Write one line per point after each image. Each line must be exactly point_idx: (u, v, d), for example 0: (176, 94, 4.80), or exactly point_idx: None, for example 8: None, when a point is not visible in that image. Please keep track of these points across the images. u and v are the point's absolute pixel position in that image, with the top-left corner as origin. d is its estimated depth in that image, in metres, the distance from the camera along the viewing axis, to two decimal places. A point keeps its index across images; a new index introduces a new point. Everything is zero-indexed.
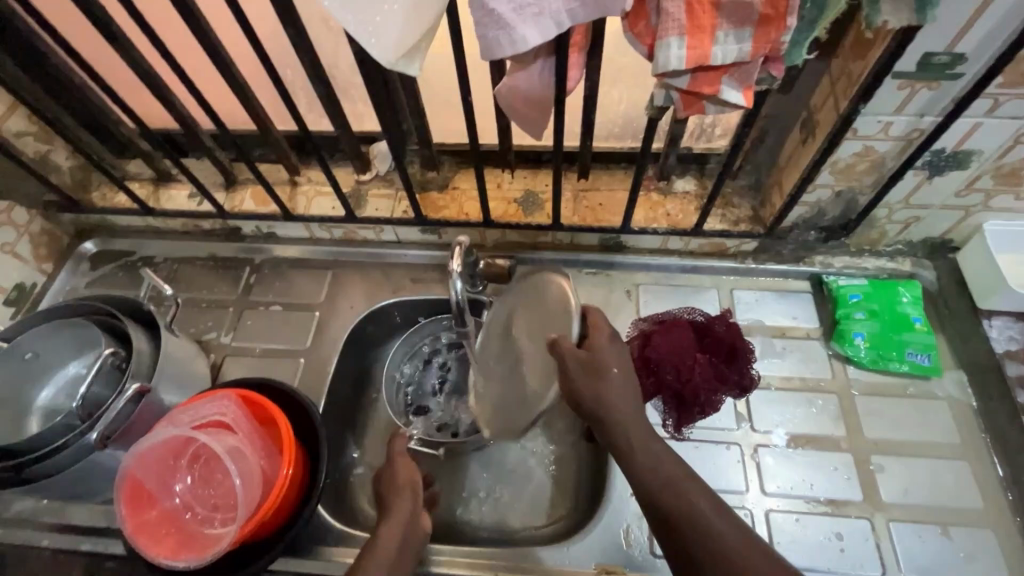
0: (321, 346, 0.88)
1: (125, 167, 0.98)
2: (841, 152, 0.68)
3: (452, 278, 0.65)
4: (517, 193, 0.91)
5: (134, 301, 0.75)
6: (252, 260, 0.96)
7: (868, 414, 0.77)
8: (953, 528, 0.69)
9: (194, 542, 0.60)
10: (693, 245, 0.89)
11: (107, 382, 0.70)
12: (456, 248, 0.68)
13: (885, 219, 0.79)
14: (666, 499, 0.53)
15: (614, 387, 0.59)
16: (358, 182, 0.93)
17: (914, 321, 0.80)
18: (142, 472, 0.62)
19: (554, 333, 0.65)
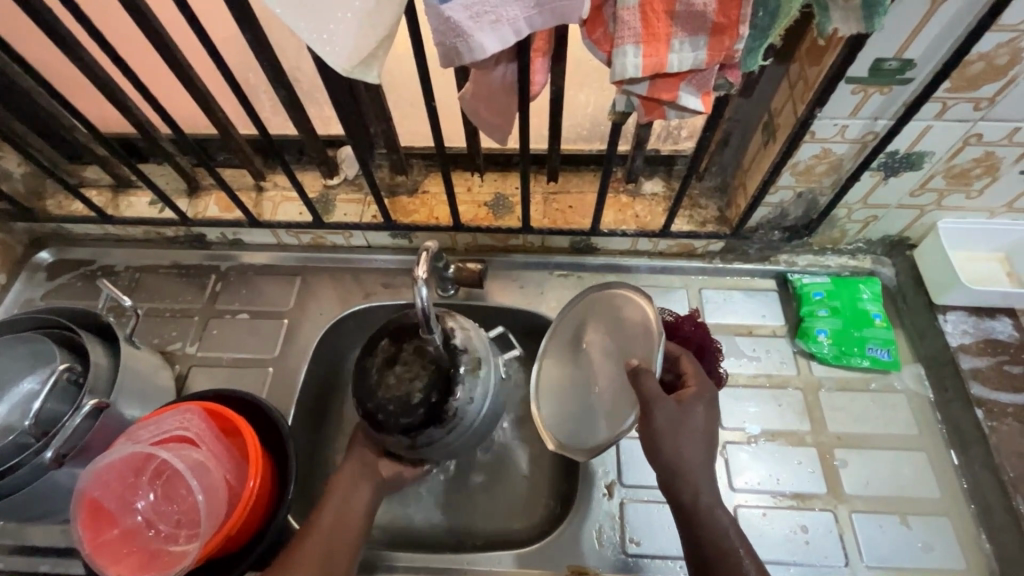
0: (290, 354, 0.86)
1: (81, 174, 0.94)
2: (801, 154, 0.70)
3: (418, 285, 0.63)
4: (486, 196, 0.90)
5: (92, 313, 0.72)
6: (217, 267, 0.94)
7: (833, 409, 0.80)
8: (912, 517, 0.72)
9: (158, 561, 0.58)
10: (661, 246, 0.90)
11: (64, 398, 0.67)
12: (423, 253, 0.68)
13: (845, 218, 0.81)
14: (704, 527, 0.57)
15: (691, 436, 0.60)
16: (325, 187, 0.92)
17: (874, 317, 0.83)
18: (100, 491, 0.60)
19: (638, 357, 0.66)
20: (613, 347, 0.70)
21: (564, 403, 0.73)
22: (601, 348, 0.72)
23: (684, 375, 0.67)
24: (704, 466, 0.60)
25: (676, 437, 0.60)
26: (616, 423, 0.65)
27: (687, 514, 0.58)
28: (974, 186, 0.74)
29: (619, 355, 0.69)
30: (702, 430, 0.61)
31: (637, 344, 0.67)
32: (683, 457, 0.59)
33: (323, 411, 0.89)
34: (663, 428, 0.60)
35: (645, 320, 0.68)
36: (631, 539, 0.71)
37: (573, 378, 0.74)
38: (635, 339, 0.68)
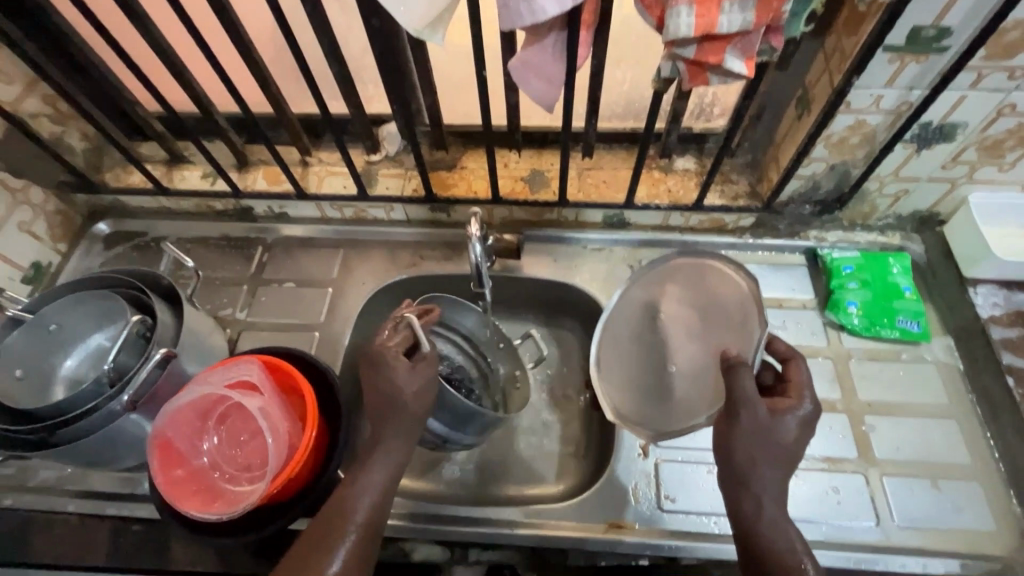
0: (335, 320, 0.90)
1: (138, 150, 0.99)
2: (835, 125, 0.72)
3: (472, 242, 0.70)
4: (523, 171, 0.94)
5: (155, 274, 0.77)
6: (264, 239, 0.99)
7: (863, 377, 0.81)
8: (943, 481, 0.73)
9: (225, 497, 0.62)
10: (693, 221, 0.93)
11: (133, 351, 0.70)
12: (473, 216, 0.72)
13: (876, 192, 0.83)
14: (765, 536, 0.58)
15: (765, 447, 0.59)
16: (368, 162, 0.96)
17: (904, 290, 0.84)
18: (172, 432, 0.64)
19: (734, 347, 0.66)
20: (706, 327, 0.71)
21: (631, 372, 0.76)
22: (683, 323, 0.73)
23: (788, 381, 0.66)
24: (773, 470, 0.59)
25: (756, 439, 0.59)
26: (688, 417, 0.68)
27: (745, 512, 0.59)
28: (1006, 159, 0.75)
29: (708, 339, 0.70)
30: (787, 437, 0.60)
31: (732, 332, 0.68)
32: (756, 459, 0.58)
33: None
34: (750, 428, 0.59)
35: (746, 307, 0.68)
36: (665, 496, 0.73)
37: (651, 351, 0.75)
38: (731, 329, 0.68)
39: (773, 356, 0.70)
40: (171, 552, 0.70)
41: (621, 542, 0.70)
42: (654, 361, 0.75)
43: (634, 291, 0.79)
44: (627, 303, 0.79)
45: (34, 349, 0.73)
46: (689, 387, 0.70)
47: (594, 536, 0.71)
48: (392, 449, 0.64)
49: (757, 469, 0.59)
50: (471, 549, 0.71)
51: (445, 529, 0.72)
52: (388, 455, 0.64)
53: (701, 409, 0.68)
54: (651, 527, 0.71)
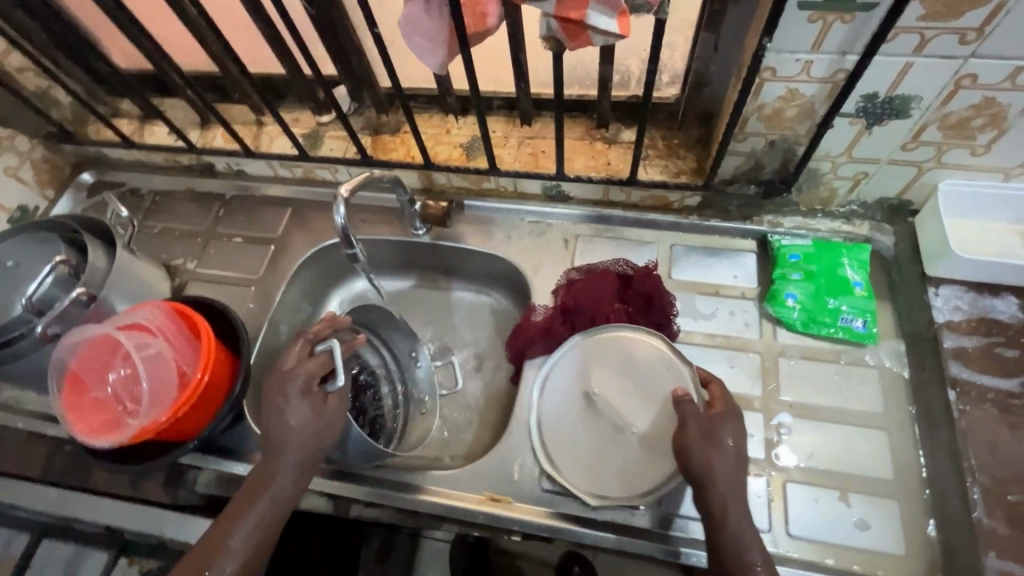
0: (272, 276, 0.94)
1: (116, 105, 1.06)
2: (765, 95, 0.65)
3: (337, 204, 0.62)
4: (463, 138, 0.92)
5: (98, 221, 0.82)
6: (224, 195, 1.04)
7: (790, 376, 0.75)
8: (854, 495, 0.67)
9: (113, 428, 0.67)
10: (635, 198, 0.88)
11: (64, 286, 0.75)
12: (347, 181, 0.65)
13: (830, 174, 0.74)
14: (722, 540, 0.56)
15: (723, 452, 0.59)
16: (317, 124, 0.97)
17: (853, 285, 0.76)
18: (79, 363, 0.71)
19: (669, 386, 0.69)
20: (627, 382, 0.72)
21: (571, 446, 0.71)
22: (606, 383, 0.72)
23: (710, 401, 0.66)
24: (731, 490, 0.58)
25: (705, 465, 0.59)
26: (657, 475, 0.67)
27: (715, 554, 0.56)
28: (978, 140, 0.65)
29: (635, 399, 0.71)
30: (731, 453, 0.60)
31: (657, 381, 0.71)
32: (713, 472, 0.58)
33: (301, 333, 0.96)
34: (685, 446, 0.61)
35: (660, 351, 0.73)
36: (548, 474, 0.72)
37: (583, 419, 0.72)
38: (656, 385, 0.71)
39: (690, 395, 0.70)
40: (93, 472, 0.77)
41: (494, 515, 0.70)
42: (587, 436, 0.71)
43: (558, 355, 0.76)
44: (560, 368, 0.76)
45: None
46: (626, 459, 0.68)
47: (469, 506, 0.71)
48: (289, 461, 0.64)
49: (715, 473, 0.58)
50: (353, 504, 0.74)
51: (331, 481, 0.74)
52: (287, 471, 0.64)
53: (668, 464, 0.67)
54: (528, 503, 0.71)
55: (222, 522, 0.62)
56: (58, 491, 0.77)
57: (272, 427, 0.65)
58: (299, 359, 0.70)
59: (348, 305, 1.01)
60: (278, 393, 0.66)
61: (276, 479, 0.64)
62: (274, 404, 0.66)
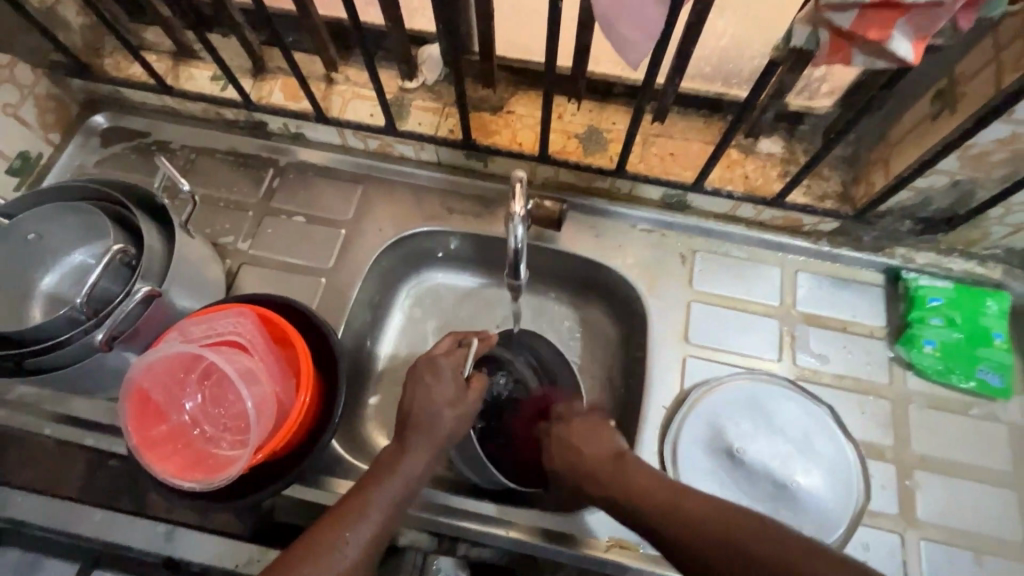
0: (345, 269, 0.81)
1: (141, 35, 0.86)
2: (982, 135, 0.58)
3: (514, 223, 0.59)
4: (579, 128, 0.80)
5: (148, 193, 0.67)
6: (276, 161, 0.88)
7: (921, 425, 0.72)
8: (986, 557, 0.66)
9: (203, 464, 0.56)
10: (764, 216, 0.80)
11: (115, 278, 0.62)
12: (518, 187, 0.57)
13: (996, 219, 0.70)
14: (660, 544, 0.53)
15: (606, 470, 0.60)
16: (401, 89, 0.83)
17: (994, 337, 0.73)
18: (149, 383, 0.57)
19: (812, 428, 0.70)
20: (767, 434, 0.70)
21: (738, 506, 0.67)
22: (747, 440, 0.70)
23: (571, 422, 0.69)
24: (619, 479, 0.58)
25: (640, 494, 0.56)
26: (826, 526, 0.66)
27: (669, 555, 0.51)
28: None
29: (774, 441, 0.70)
30: (609, 451, 0.63)
31: (802, 432, 0.70)
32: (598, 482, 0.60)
33: (370, 333, 0.85)
34: (576, 472, 0.63)
35: (797, 404, 0.72)
36: None
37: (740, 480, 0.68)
38: (806, 435, 0.70)
39: (829, 443, 0.70)
40: (149, 494, 0.66)
41: (623, 564, 0.65)
42: (743, 492, 0.68)
43: (689, 397, 0.73)
44: (691, 424, 0.71)
45: (11, 258, 0.65)
46: (793, 512, 0.67)
47: (594, 553, 0.65)
48: (419, 457, 0.58)
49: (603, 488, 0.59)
50: (459, 543, 0.67)
51: (438, 519, 0.67)
52: (413, 466, 0.58)
53: (836, 514, 0.66)
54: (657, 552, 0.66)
55: (333, 515, 0.54)
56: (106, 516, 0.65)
57: (404, 411, 0.61)
58: (448, 351, 0.65)
59: (419, 302, 0.89)
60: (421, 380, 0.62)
61: (400, 475, 0.57)
62: (421, 389, 0.61)
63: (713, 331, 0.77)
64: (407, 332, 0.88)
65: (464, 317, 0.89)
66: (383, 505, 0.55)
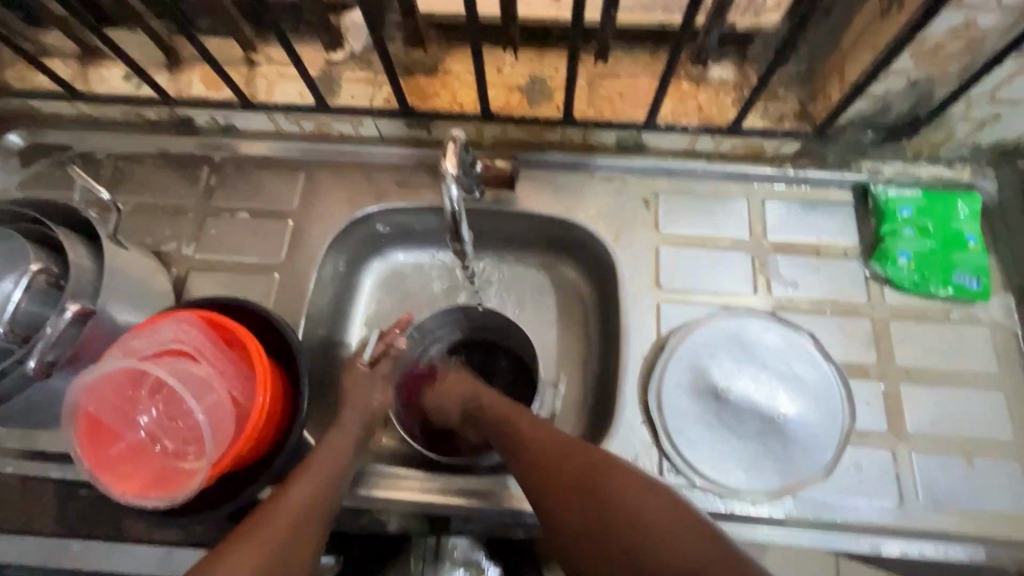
0: (298, 260, 0.77)
1: (41, 40, 0.79)
2: (934, 26, 0.55)
3: (445, 182, 0.58)
4: (521, 79, 0.76)
5: (67, 206, 0.62)
6: (211, 157, 0.83)
7: (903, 339, 0.71)
8: (979, 458, 0.66)
9: (166, 478, 0.53)
10: (724, 146, 0.77)
11: (45, 301, 0.58)
12: (449, 147, 0.57)
13: (960, 116, 0.67)
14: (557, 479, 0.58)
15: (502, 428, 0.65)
16: (328, 63, 0.78)
17: (968, 240, 0.71)
18: (96, 406, 0.54)
19: (794, 357, 0.69)
20: (750, 367, 0.69)
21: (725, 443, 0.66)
22: (729, 376, 0.68)
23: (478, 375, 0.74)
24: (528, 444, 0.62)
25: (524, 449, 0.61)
26: (815, 451, 0.65)
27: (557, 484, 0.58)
28: None
29: (755, 374, 0.68)
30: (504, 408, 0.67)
31: (784, 360, 0.69)
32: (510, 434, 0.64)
33: (336, 323, 0.81)
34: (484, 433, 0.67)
35: (781, 338, 0.70)
36: (672, 468, 0.66)
37: (726, 419, 0.67)
38: (788, 365, 0.69)
39: (813, 370, 0.69)
40: (127, 517, 0.64)
41: None
42: (730, 429, 0.67)
43: (669, 336, 0.71)
44: (671, 369, 0.70)
45: None
46: (782, 443, 0.66)
47: None
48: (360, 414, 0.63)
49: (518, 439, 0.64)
50: (451, 520, 0.66)
51: (422, 501, 0.65)
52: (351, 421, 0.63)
53: (826, 438, 0.66)
54: None
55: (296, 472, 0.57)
56: (86, 547, 0.63)
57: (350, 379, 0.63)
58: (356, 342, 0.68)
59: (384, 285, 0.86)
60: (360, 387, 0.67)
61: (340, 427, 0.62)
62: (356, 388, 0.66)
63: (685, 273, 0.75)
64: (375, 317, 0.85)
65: (431, 293, 0.86)
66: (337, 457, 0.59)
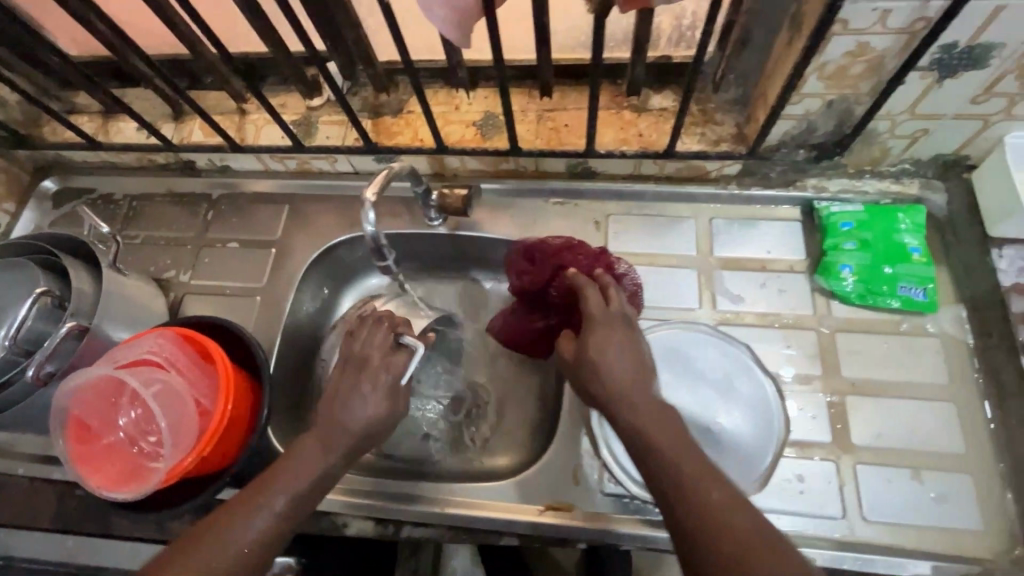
0: (277, 284, 0.85)
1: (72, 101, 0.93)
2: (830, 51, 0.58)
3: (365, 210, 0.62)
4: (475, 116, 0.83)
5: (74, 239, 0.72)
6: (210, 195, 0.93)
7: (849, 351, 0.71)
8: (927, 473, 0.64)
9: (134, 476, 0.60)
10: (669, 170, 0.81)
11: (49, 319, 0.67)
12: (370, 178, 0.62)
13: (887, 133, 0.69)
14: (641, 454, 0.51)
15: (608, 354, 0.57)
16: (308, 108, 0.87)
17: (911, 252, 0.72)
18: (83, 409, 0.62)
19: (740, 371, 0.70)
20: (693, 380, 0.71)
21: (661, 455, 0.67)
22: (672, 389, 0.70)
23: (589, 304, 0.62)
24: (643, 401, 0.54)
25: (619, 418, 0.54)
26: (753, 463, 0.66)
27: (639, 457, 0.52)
28: None
29: (694, 388, 0.70)
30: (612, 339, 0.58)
31: (725, 374, 0.70)
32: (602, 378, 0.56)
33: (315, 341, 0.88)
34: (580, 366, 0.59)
35: (724, 352, 0.72)
36: (612, 478, 0.67)
37: None
38: (728, 375, 0.70)
39: (759, 379, 0.70)
40: (113, 516, 0.71)
41: (556, 527, 0.65)
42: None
43: None
44: None
45: None
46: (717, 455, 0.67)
47: (528, 519, 0.66)
48: (315, 449, 0.57)
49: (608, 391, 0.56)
50: (401, 526, 0.69)
51: (372, 504, 0.69)
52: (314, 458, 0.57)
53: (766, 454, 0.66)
54: (591, 509, 0.66)
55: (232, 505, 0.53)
56: (78, 542, 0.70)
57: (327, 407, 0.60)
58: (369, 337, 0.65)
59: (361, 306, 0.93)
60: (348, 386, 0.61)
61: (297, 464, 0.56)
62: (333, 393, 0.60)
63: None
64: None
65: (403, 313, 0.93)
66: (282, 492, 0.54)
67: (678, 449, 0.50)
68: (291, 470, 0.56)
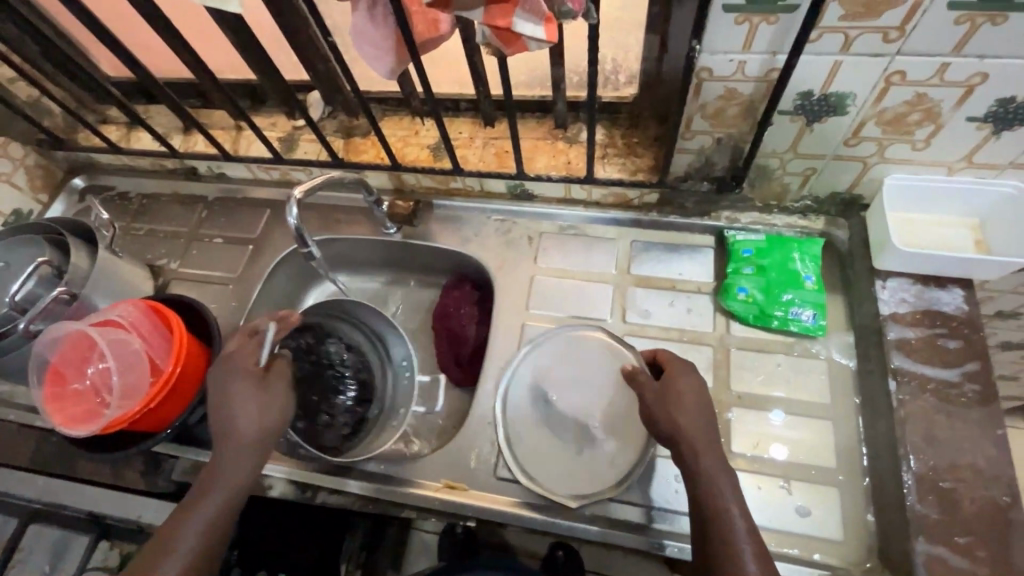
0: (249, 276, 0.97)
1: (105, 113, 1.10)
2: (705, 94, 0.67)
3: (289, 204, 0.72)
4: (430, 140, 0.95)
5: (80, 223, 0.86)
6: (206, 198, 1.08)
7: (741, 367, 0.76)
8: (796, 484, 0.68)
9: (86, 417, 0.71)
10: (596, 196, 0.90)
11: (45, 285, 0.80)
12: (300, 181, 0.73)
13: (780, 170, 0.76)
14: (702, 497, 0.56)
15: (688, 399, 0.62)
16: (293, 128, 1.01)
17: (804, 279, 0.78)
18: (63, 356, 0.75)
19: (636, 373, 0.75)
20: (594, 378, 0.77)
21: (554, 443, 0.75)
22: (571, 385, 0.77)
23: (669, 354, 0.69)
24: (707, 441, 0.59)
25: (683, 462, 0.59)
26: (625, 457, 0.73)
27: (698, 506, 0.57)
28: (916, 135, 0.66)
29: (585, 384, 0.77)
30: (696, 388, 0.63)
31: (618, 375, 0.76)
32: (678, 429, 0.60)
33: None
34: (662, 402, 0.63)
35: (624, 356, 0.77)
36: (505, 465, 0.75)
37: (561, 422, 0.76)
38: (608, 370, 0.77)
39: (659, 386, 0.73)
40: (77, 462, 0.82)
41: (450, 502, 0.73)
42: (557, 432, 0.76)
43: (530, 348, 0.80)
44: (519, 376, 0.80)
45: None
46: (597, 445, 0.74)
47: (426, 493, 0.74)
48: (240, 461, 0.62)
49: (690, 439, 0.59)
50: (319, 492, 0.77)
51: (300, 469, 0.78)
52: (234, 471, 0.61)
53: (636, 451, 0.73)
54: (484, 491, 0.74)
55: (180, 513, 0.59)
56: (46, 481, 0.81)
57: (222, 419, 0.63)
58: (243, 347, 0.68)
59: None
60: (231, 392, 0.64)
61: (223, 476, 0.61)
62: (224, 405, 0.64)
63: (552, 300, 0.86)
64: None
65: None
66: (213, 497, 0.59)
67: (732, 496, 0.56)
68: (215, 478, 0.60)
